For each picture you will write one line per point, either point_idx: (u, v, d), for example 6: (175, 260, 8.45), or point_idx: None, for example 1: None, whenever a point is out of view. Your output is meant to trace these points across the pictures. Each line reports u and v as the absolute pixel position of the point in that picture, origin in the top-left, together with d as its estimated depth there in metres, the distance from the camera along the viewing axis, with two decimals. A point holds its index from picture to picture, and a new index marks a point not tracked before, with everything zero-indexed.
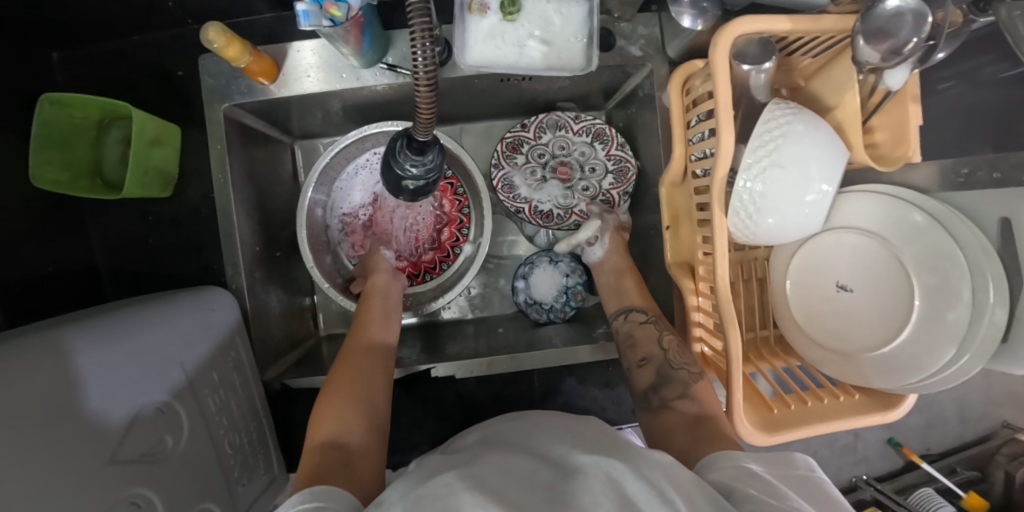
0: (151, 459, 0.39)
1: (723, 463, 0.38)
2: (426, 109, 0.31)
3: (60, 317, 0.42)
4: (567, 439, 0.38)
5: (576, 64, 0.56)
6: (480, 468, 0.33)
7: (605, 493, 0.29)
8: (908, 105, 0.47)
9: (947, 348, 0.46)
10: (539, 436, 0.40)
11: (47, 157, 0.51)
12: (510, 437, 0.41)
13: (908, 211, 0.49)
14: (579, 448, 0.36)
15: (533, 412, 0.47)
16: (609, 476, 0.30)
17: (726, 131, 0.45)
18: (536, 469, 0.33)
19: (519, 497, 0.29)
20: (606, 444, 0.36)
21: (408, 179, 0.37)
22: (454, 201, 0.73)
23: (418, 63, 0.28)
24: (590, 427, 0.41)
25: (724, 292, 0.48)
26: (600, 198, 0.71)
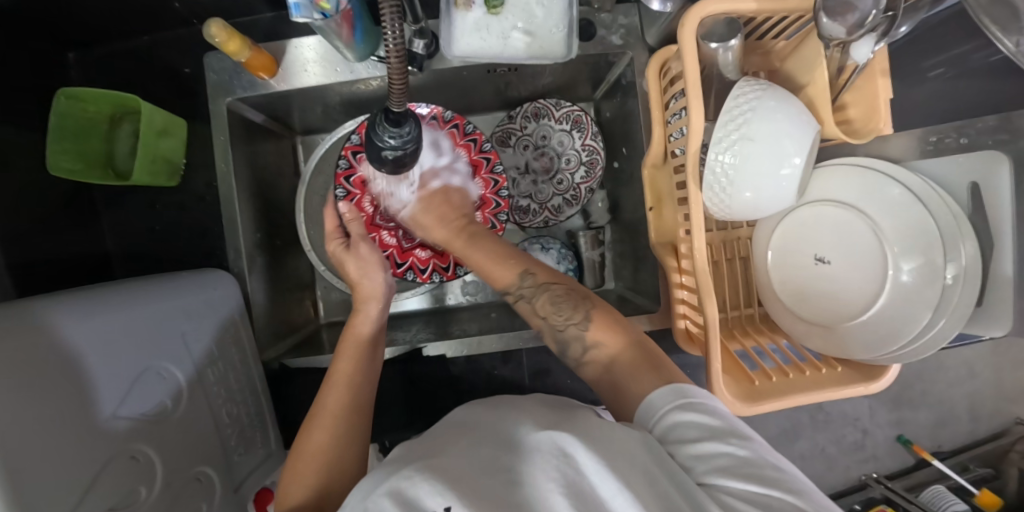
0: (153, 418, 0.42)
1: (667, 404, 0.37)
2: (399, 81, 0.34)
3: (69, 290, 0.45)
4: (530, 419, 0.38)
5: (557, 53, 0.59)
6: (451, 454, 0.34)
7: (559, 473, 0.29)
8: (877, 79, 0.48)
9: (924, 314, 0.47)
10: (504, 418, 0.40)
11: (63, 147, 0.55)
12: (478, 419, 0.41)
13: (886, 185, 0.50)
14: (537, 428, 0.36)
15: (503, 400, 0.45)
16: (563, 451, 0.30)
17: (696, 105, 0.46)
18: (495, 451, 0.33)
19: (483, 482, 0.29)
20: (566, 422, 0.36)
21: (387, 150, 0.39)
22: (489, 182, 0.68)
23: (388, 38, 0.31)
24: (553, 408, 0.41)
25: (702, 265, 0.50)
26: (571, 193, 0.73)
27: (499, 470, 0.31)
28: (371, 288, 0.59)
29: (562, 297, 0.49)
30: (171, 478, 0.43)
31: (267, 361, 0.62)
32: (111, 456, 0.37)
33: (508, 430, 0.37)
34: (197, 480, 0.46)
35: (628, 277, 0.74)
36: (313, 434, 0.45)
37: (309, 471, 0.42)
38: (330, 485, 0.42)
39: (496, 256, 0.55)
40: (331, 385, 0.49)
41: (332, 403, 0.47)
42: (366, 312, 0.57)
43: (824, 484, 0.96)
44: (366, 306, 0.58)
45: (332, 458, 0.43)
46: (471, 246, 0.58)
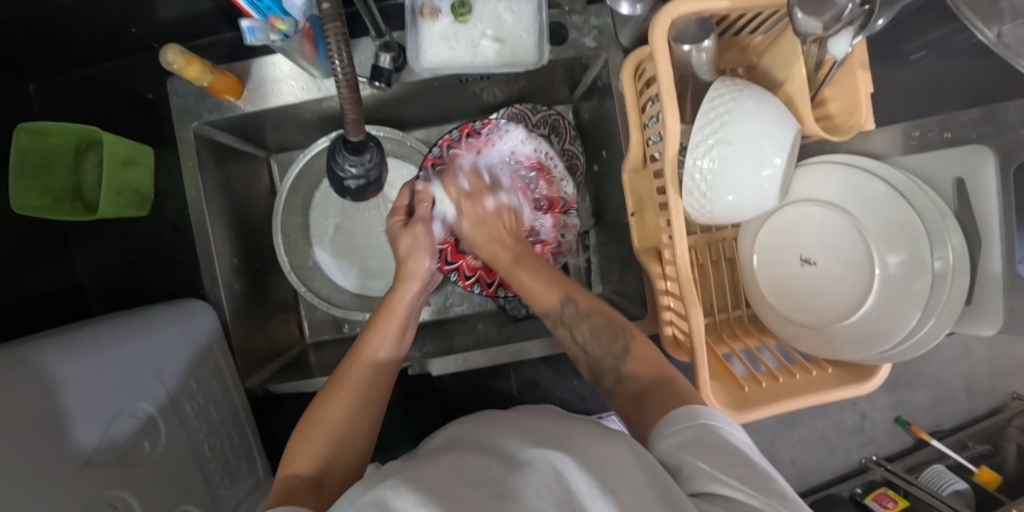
0: (129, 462, 0.41)
1: (681, 423, 0.36)
2: (351, 108, 0.33)
3: (35, 335, 0.44)
4: (524, 434, 0.38)
5: (529, 58, 0.57)
6: (425, 473, 0.33)
7: (549, 486, 0.29)
8: (857, 72, 0.47)
9: (912, 314, 0.46)
10: (496, 433, 0.40)
11: (27, 184, 0.53)
12: (474, 437, 0.41)
13: (869, 181, 0.49)
14: (530, 443, 0.36)
15: (499, 413, 0.47)
16: (554, 469, 0.30)
17: (670, 110, 0.45)
18: (488, 467, 0.34)
19: (462, 495, 0.29)
20: (558, 436, 0.36)
21: (349, 179, 0.38)
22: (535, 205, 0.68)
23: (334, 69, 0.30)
24: (548, 421, 0.41)
25: (686, 274, 0.48)
26: None
27: (478, 489, 0.31)
28: (415, 270, 0.57)
29: (602, 328, 0.51)
30: None
31: (252, 389, 0.61)
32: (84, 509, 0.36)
33: (503, 447, 0.37)
34: None
35: (615, 280, 0.73)
36: (328, 405, 0.44)
37: (316, 442, 0.42)
38: (334, 458, 0.41)
39: (544, 278, 0.55)
40: (359, 359, 0.49)
41: (352, 378, 0.47)
42: (404, 292, 0.57)
43: (825, 470, 0.96)
44: (405, 284, 0.57)
45: (343, 433, 0.43)
46: (518, 271, 0.57)
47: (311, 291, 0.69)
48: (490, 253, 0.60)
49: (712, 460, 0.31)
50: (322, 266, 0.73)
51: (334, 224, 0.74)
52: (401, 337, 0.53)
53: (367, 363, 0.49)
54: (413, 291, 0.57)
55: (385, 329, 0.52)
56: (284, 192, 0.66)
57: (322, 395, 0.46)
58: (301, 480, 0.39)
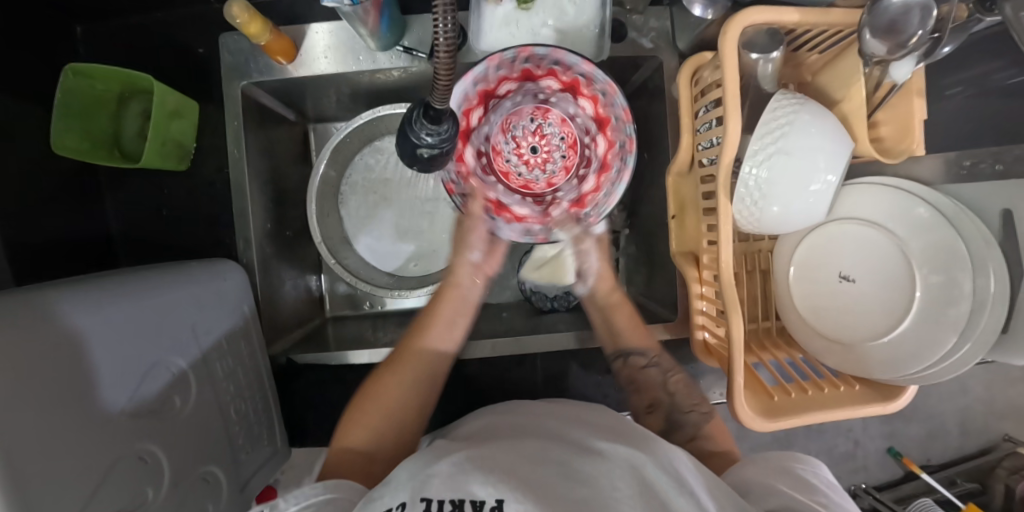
0: (160, 415, 0.40)
1: (752, 462, 0.43)
2: (444, 77, 0.32)
3: (80, 277, 0.42)
4: (584, 429, 0.42)
5: (586, 52, 0.58)
6: (488, 452, 0.36)
7: (622, 478, 0.33)
8: (913, 99, 0.48)
9: (948, 338, 0.46)
10: (557, 424, 0.43)
11: (68, 126, 0.52)
12: (520, 426, 0.44)
13: (912, 204, 0.50)
14: (599, 437, 0.40)
15: (537, 402, 0.50)
16: (633, 466, 0.34)
17: (733, 115, 0.46)
18: (549, 448, 0.37)
19: (531, 476, 0.32)
20: (620, 434, 0.41)
21: (423, 148, 0.37)
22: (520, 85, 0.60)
23: (439, 33, 0.29)
24: (600, 419, 0.45)
25: (728, 278, 0.49)
26: None
27: (541, 470, 0.33)
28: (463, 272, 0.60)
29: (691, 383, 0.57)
30: (179, 478, 0.41)
31: (274, 356, 0.60)
32: (116, 458, 0.35)
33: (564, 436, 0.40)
34: (204, 481, 0.44)
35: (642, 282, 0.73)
36: (378, 392, 0.50)
37: (374, 420, 0.48)
38: (384, 441, 0.47)
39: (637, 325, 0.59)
40: (407, 351, 0.53)
41: (402, 363, 0.52)
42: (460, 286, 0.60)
43: None
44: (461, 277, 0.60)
45: (395, 416, 0.49)
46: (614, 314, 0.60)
47: (340, 264, 0.68)
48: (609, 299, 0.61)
49: (785, 489, 0.37)
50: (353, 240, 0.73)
51: (365, 202, 0.73)
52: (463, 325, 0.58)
53: (415, 362, 0.53)
54: (466, 281, 0.60)
55: (444, 316, 0.57)
56: (322, 162, 0.65)
57: (376, 381, 0.51)
58: (353, 450, 0.45)
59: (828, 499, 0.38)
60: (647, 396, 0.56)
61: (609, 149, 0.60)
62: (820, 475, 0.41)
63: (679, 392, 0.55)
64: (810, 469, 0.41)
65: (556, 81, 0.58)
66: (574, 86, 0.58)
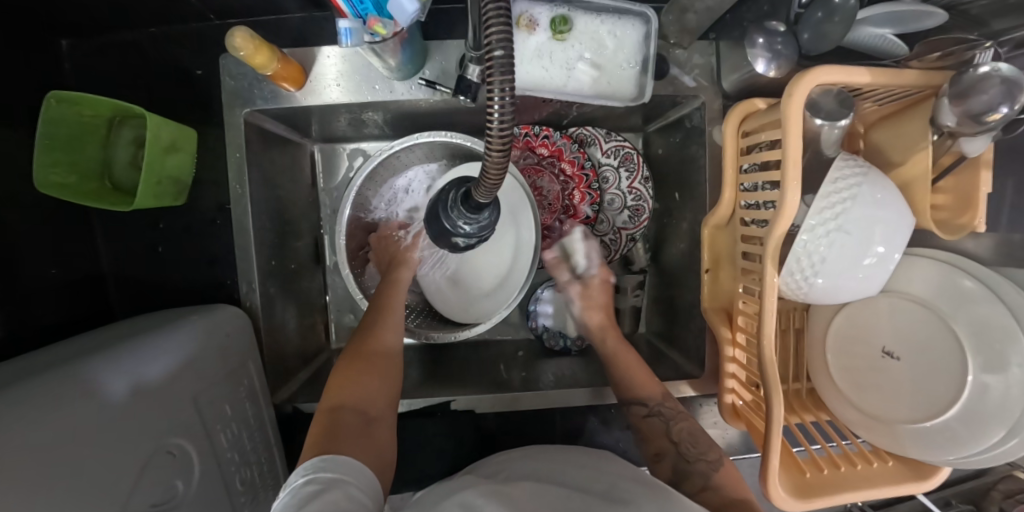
0: (163, 508, 0.37)
1: None
2: (495, 173, 0.28)
3: (67, 357, 0.38)
4: (599, 477, 0.38)
5: (627, 92, 0.53)
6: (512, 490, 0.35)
7: None
8: (981, 171, 0.44)
9: (996, 430, 0.44)
10: (568, 471, 0.39)
11: (54, 158, 0.47)
12: (542, 470, 0.40)
13: (965, 282, 0.46)
14: (624, 487, 0.36)
15: (557, 447, 0.45)
16: None
17: (792, 185, 0.42)
18: (569, 495, 0.34)
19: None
20: (641, 487, 0.36)
21: (458, 237, 0.32)
22: (567, 163, 0.66)
23: (491, 124, 0.25)
24: (616, 466, 0.41)
25: (770, 354, 0.46)
26: (610, 236, 0.69)
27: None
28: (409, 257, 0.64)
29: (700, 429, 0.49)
30: None
31: (279, 404, 0.57)
32: None
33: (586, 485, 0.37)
34: None
35: (663, 325, 0.70)
36: (353, 372, 0.48)
37: (351, 378, 0.47)
38: (367, 397, 0.45)
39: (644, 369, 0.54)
40: (369, 341, 0.51)
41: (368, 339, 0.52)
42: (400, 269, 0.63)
43: None
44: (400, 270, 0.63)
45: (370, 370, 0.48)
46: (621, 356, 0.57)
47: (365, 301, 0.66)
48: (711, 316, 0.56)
49: None
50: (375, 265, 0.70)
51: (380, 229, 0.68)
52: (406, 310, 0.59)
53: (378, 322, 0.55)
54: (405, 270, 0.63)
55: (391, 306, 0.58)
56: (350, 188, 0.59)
57: (343, 369, 0.48)
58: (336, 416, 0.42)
59: None
60: (653, 443, 0.49)
61: (590, 176, 0.66)
62: None
63: (684, 440, 0.48)
64: None
65: (572, 160, 0.66)
66: (558, 154, 0.66)
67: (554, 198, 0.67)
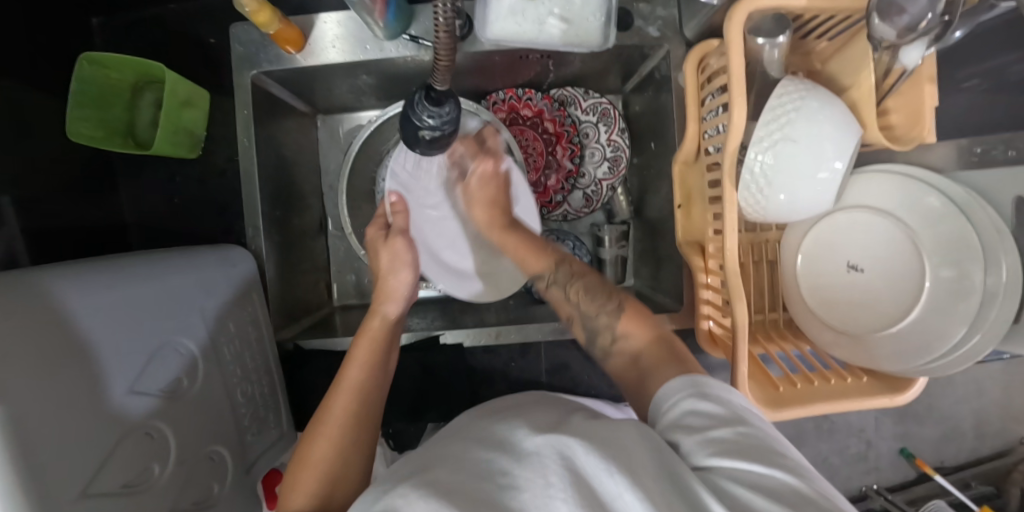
0: (169, 394, 0.41)
1: (677, 400, 0.35)
2: (445, 55, 0.32)
3: (89, 260, 0.43)
4: (525, 421, 0.37)
5: (593, 42, 0.58)
6: (438, 466, 0.32)
7: (557, 471, 0.28)
8: (924, 85, 0.47)
9: (958, 328, 0.45)
10: (497, 420, 0.39)
11: (84, 114, 0.54)
12: (481, 424, 0.39)
13: (923, 194, 0.49)
14: (537, 429, 0.35)
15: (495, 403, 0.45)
16: (562, 452, 0.30)
17: (738, 101, 0.45)
18: (490, 452, 0.32)
19: (477, 488, 0.28)
20: (562, 424, 0.36)
21: (424, 129, 0.38)
22: (551, 120, 0.71)
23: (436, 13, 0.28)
24: (544, 412, 0.40)
25: (732, 265, 0.48)
26: (591, 188, 0.72)
27: (487, 483, 0.28)
28: (394, 287, 0.56)
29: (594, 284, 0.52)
30: (184, 453, 0.42)
31: (282, 342, 0.62)
32: (125, 432, 0.36)
33: (505, 430, 0.36)
34: (210, 459, 0.45)
35: (648, 275, 0.73)
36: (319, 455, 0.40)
37: (311, 475, 0.38)
38: (335, 487, 0.38)
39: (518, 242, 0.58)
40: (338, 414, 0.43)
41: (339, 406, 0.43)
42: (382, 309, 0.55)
43: None
44: (383, 306, 0.55)
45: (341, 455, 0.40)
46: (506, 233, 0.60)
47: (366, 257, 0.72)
48: (688, 247, 0.59)
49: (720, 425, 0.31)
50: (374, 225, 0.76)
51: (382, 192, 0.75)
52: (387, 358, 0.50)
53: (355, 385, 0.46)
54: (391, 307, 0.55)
55: (365, 358, 0.48)
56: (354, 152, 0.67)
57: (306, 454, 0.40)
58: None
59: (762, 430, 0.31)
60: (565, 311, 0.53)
61: (570, 133, 0.71)
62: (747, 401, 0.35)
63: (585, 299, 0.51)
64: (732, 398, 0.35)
65: (554, 118, 0.71)
66: (541, 114, 0.71)
67: (537, 155, 0.72)
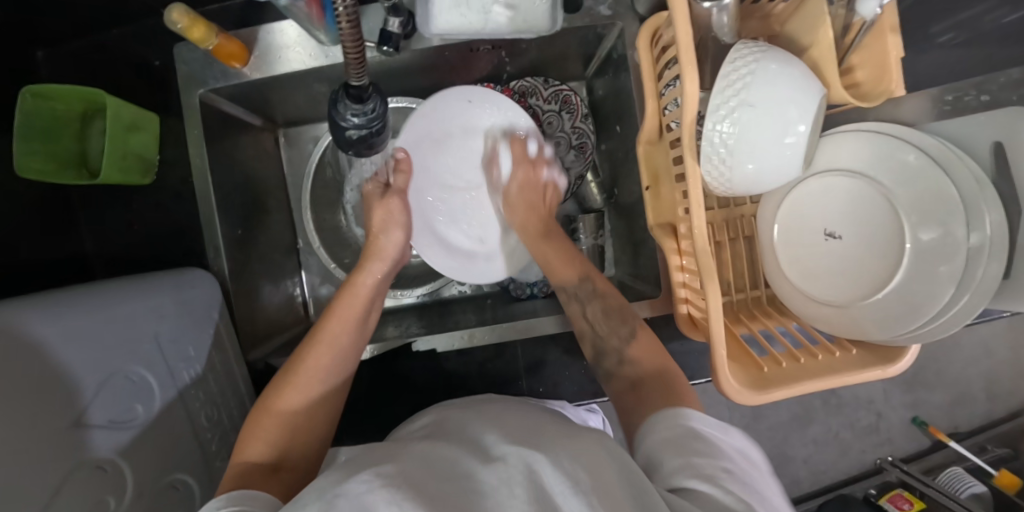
0: (120, 425, 0.40)
1: (665, 424, 0.36)
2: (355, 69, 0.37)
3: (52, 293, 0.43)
4: (501, 427, 0.36)
5: (542, 25, 0.55)
6: (397, 461, 0.31)
7: (520, 485, 0.27)
8: (886, 37, 0.44)
9: (946, 289, 0.43)
10: (475, 423, 0.38)
11: (32, 148, 0.53)
12: (456, 425, 0.39)
13: (901, 151, 0.46)
14: (507, 437, 0.34)
15: (488, 403, 0.45)
16: (527, 466, 0.29)
17: (690, 69, 0.42)
18: (459, 457, 0.31)
19: (438, 491, 0.27)
20: (533, 433, 0.35)
21: (350, 128, 0.43)
22: None
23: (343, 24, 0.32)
24: (522, 415, 0.40)
25: (701, 246, 0.45)
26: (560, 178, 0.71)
27: (454, 486, 0.27)
28: (385, 247, 0.57)
29: (613, 309, 0.51)
30: (142, 486, 0.41)
31: (252, 362, 0.60)
32: (73, 466, 0.35)
33: (479, 438, 0.35)
34: (174, 488, 0.44)
35: (627, 263, 0.70)
36: (280, 409, 0.43)
37: (271, 429, 0.41)
38: (292, 444, 0.42)
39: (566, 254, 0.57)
40: (303, 371, 0.45)
41: (309, 368, 0.45)
42: (369, 271, 0.55)
43: (837, 469, 0.86)
44: (371, 265, 0.56)
45: (300, 416, 0.43)
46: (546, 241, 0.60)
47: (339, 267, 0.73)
48: (661, 229, 0.56)
49: (693, 458, 0.31)
50: (345, 235, 0.75)
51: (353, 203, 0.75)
52: (365, 320, 0.52)
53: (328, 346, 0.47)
54: (376, 271, 0.55)
55: (344, 331, 0.49)
56: (311, 172, 0.70)
57: (268, 406, 0.43)
58: (255, 466, 0.38)
59: (739, 465, 0.31)
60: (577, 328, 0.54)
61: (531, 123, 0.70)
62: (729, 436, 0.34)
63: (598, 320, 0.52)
64: (717, 428, 0.35)
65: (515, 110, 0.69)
66: None
67: None
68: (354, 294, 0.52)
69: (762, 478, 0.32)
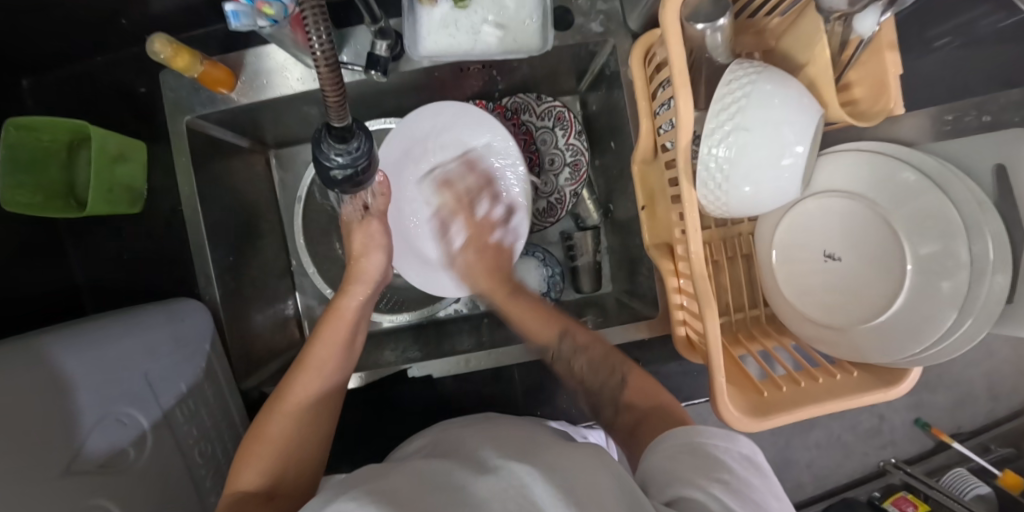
0: (112, 469, 0.39)
1: (675, 438, 0.35)
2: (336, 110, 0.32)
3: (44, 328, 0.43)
4: (494, 440, 0.36)
5: (532, 45, 0.55)
6: (392, 478, 0.31)
7: (510, 497, 0.27)
8: (885, 53, 0.43)
9: (949, 313, 0.41)
10: (471, 437, 0.38)
11: (19, 181, 0.52)
12: (451, 443, 0.39)
13: (897, 170, 0.45)
14: (501, 451, 0.34)
15: (494, 421, 0.44)
16: (518, 480, 0.28)
17: (684, 93, 0.41)
18: (450, 469, 0.31)
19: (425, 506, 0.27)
20: (524, 445, 0.35)
21: (335, 169, 0.39)
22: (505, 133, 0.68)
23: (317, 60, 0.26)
24: (515, 429, 0.40)
25: (699, 271, 0.44)
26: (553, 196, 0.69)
27: (441, 501, 0.27)
28: (368, 269, 0.52)
29: (600, 361, 0.50)
30: None
31: (246, 390, 0.60)
32: None
33: (473, 451, 0.35)
34: None
35: (624, 279, 0.70)
36: (270, 440, 0.42)
37: (262, 459, 0.41)
38: (285, 472, 0.42)
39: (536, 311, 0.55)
40: (290, 401, 0.44)
41: (295, 398, 0.44)
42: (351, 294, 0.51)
43: (840, 473, 0.85)
44: (354, 287, 0.52)
45: (291, 446, 0.42)
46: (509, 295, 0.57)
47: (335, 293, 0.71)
48: (658, 250, 0.56)
49: (697, 476, 0.31)
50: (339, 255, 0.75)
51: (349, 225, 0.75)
52: (349, 346, 0.49)
53: (315, 373, 0.46)
54: (358, 295, 0.51)
55: (328, 358, 0.47)
56: (303, 195, 0.69)
57: (260, 435, 0.43)
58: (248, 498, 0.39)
59: (742, 483, 0.31)
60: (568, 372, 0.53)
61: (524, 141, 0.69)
62: (734, 451, 0.34)
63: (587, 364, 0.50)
64: (724, 443, 0.34)
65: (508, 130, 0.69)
66: None
67: None
68: (333, 319, 0.49)
69: (766, 495, 0.32)
